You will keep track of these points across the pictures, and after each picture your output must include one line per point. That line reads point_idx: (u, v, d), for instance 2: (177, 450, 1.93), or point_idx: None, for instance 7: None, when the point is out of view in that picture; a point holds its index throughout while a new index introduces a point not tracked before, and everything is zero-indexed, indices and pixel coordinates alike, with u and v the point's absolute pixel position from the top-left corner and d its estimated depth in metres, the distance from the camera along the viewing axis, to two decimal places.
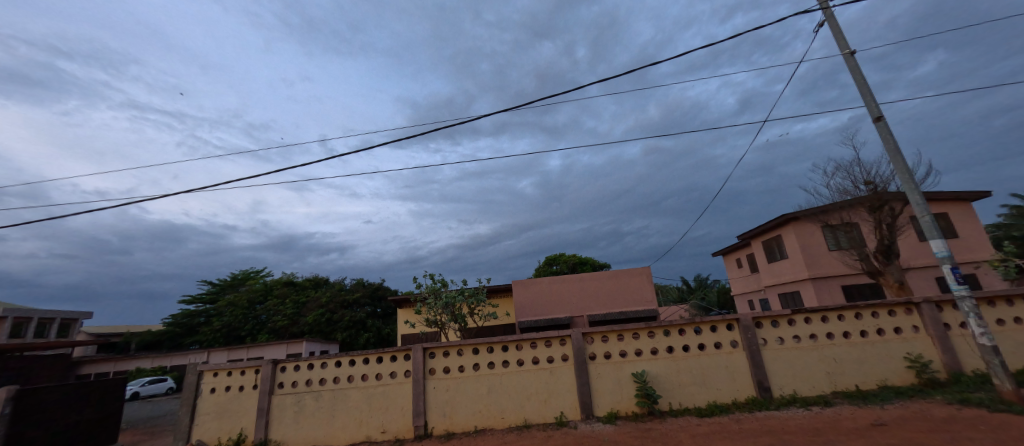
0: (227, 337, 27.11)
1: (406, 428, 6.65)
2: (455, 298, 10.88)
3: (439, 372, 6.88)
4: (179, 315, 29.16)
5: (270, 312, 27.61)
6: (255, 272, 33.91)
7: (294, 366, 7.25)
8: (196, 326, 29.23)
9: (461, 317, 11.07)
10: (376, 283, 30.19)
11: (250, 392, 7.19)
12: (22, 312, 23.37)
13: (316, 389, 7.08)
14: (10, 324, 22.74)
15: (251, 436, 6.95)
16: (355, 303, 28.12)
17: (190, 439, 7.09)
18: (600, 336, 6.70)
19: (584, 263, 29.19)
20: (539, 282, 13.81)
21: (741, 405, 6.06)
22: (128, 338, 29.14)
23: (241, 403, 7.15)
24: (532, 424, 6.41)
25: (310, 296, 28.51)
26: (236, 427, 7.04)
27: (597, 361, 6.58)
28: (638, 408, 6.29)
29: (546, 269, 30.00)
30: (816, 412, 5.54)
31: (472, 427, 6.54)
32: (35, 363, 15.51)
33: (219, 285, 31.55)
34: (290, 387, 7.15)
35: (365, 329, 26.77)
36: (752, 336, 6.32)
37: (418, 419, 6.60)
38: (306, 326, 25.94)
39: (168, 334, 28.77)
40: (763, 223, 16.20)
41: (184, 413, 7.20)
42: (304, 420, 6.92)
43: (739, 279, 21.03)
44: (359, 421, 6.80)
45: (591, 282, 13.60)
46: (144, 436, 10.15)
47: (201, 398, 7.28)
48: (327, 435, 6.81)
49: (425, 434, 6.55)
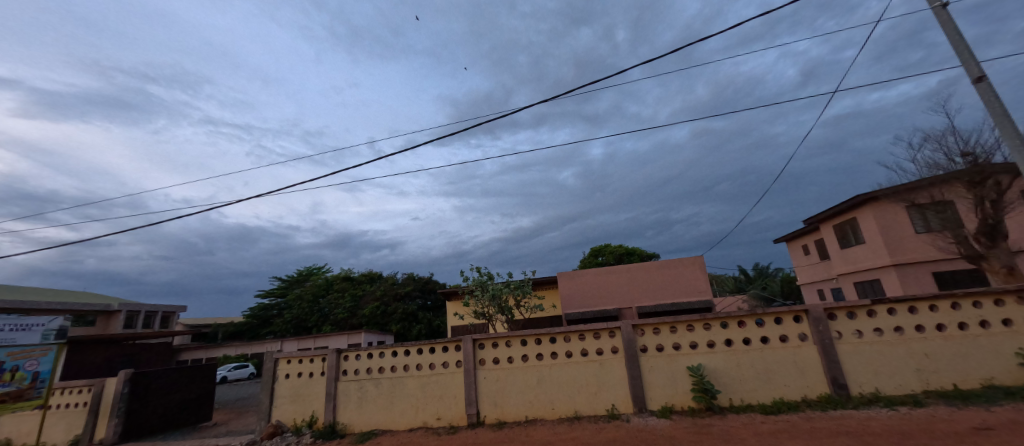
0: (295, 328, 29.46)
1: (459, 416, 6.84)
2: (501, 290, 10.97)
3: (488, 363, 6.98)
4: (255, 308, 32.10)
5: (332, 305, 29.63)
6: (317, 268, 36.48)
7: (356, 355, 7.69)
8: (269, 318, 32.02)
9: (507, 310, 11.11)
10: (426, 276, 31.34)
11: (319, 378, 7.74)
12: (132, 306, 26.89)
13: (376, 376, 7.46)
14: (123, 317, 26.27)
15: (321, 418, 7.48)
16: (407, 296, 29.46)
17: (269, 419, 7.76)
18: (651, 329, 6.45)
19: (632, 253, 28.36)
20: (585, 275, 13.56)
21: (813, 403, 5.59)
22: (215, 330, 32.54)
23: (312, 388, 7.71)
24: (583, 416, 6.34)
25: (366, 290, 30.18)
26: (308, 410, 7.61)
27: (649, 354, 6.34)
28: (695, 403, 6.01)
29: (592, 260, 29.55)
30: (904, 412, 4.97)
31: (523, 417, 6.59)
32: (152, 347, 17.88)
33: (288, 280, 34.29)
34: (353, 374, 7.60)
35: (417, 320, 28.06)
36: (825, 328, 5.79)
37: (471, 408, 6.76)
38: (363, 318, 27.55)
39: (246, 326, 31.74)
40: (835, 205, 14.79)
41: (264, 396, 7.87)
42: (367, 405, 7.34)
43: (806, 268, 19.44)
44: (416, 408, 7.09)
45: (640, 273, 13.12)
46: (233, 416, 11.25)
47: (277, 382, 7.93)
48: (387, 419, 7.18)
49: (477, 423, 6.70)
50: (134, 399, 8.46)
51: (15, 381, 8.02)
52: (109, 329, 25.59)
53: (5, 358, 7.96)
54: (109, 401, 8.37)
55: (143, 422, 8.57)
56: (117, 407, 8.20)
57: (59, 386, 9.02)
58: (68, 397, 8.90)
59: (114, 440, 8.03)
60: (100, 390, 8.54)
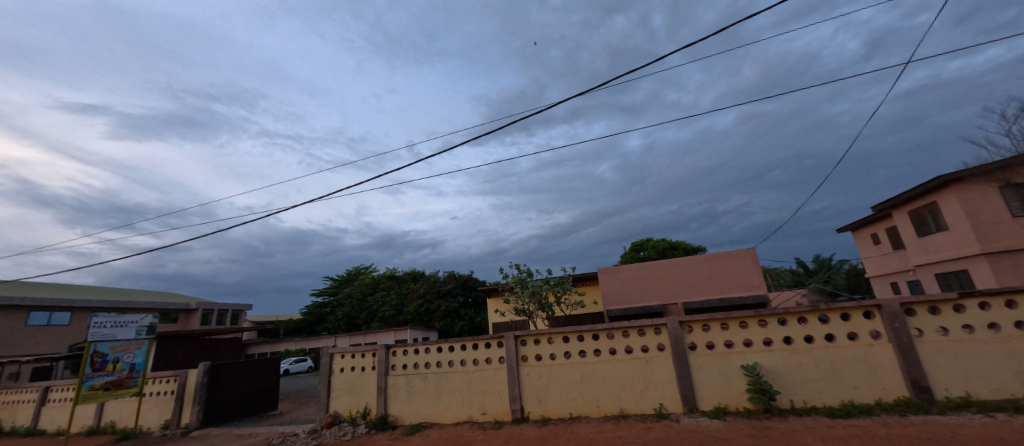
0: (346, 325, 31.07)
1: (504, 412, 6.89)
2: (541, 287, 10.88)
3: (531, 360, 6.97)
4: (310, 306, 34.20)
5: (379, 303, 30.94)
6: (364, 267, 38.21)
7: (404, 351, 7.95)
8: (323, 315, 33.99)
9: (548, 306, 11.02)
10: (466, 274, 31.93)
11: (370, 372, 8.09)
12: (207, 304, 29.56)
13: (423, 371, 7.69)
14: (200, 314, 28.97)
15: (374, 410, 7.82)
16: (449, 294, 30.14)
17: (327, 410, 8.22)
18: (700, 325, 6.16)
19: (677, 247, 27.27)
20: (627, 270, 13.20)
21: (889, 407, 5.09)
22: (276, 326, 34.97)
23: (364, 382, 8.08)
24: (629, 415, 6.17)
25: (410, 288, 31.22)
26: (361, 402, 7.98)
27: (698, 352, 6.06)
28: (751, 405, 5.66)
29: (633, 255, 28.74)
30: (1002, 419, 4.40)
31: (567, 414, 6.51)
32: (226, 343, 19.56)
33: (338, 280, 36.18)
34: (401, 368, 7.87)
35: (459, 317, 28.72)
36: (901, 325, 5.25)
37: (515, 403, 6.79)
38: (408, 315, 28.54)
39: (303, 322, 33.89)
40: (911, 189, 13.39)
41: (322, 388, 8.34)
42: (416, 398, 7.58)
43: (877, 259, 17.77)
44: (462, 402, 7.23)
45: (686, 267, 12.56)
46: (295, 405, 12.05)
47: (333, 375, 8.37)
48: (435, 413, 7.38)
49: (521, 418, 6.72)
50: (211, 390, 9.28)
51: (116, 371, 9.04)
52: (188, 325, 28.31)
53: (107, 351, 8.96)
54: (191, 391, 9.24)
55: (220, 409, 9.39)
56: (199, 396, 9.04)
57: (149, 376, 10.05)
58: (159, 385, 9.89)
59: (197, 425, 8.90)
60: (183, 380, 9.43)
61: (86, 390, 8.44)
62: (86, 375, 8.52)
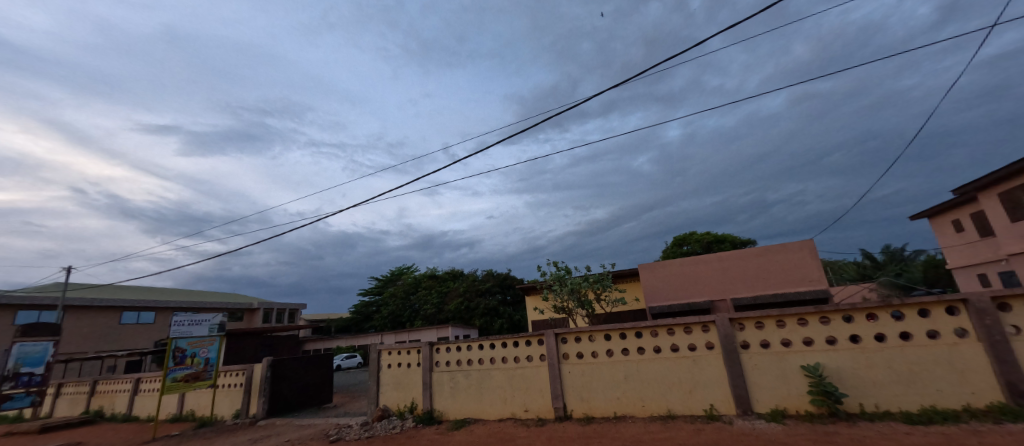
0: (391, 323, 32.28)
1: (547, 409, 6.85)
2: (580, 284, 10.67)
3: (572, 357, 6.89)
4: (358, 305, 35.86)
5: (421, 301, 31.87)
6: (406, 267, 39.48)
7: (447, 348, 8.11)
8: (370, 313, 35.52)
9: (587, 304, 10.81)
10: (504, 272, 32.15)
11: (416, 368, 8.34)
12: (267, 304, 31.82)
13: (466, 368, 7.81)
14: (261, 313, 31.25)
15: (420, 405, 8.05)
16: (488, 292, 30.53)
17: (377, 404, 8.56)
18: (752, 323, 5.81)
19: (723, 240, 25.95)
20: (669, 265, 12.72)
21: (980, 413, 4.54)
22: (328, 324, 36.96)
23: (410, 377, 8.33)
24: (677, 415, 5.93)
25: (450, 286, 31.90)
26: (408, 397, 8.24)
27: (752, 351, 5.71)
28: (814, 408, 5.25)
29: (676, 250, 27.67)
30: None
31: (611, 413, 6.37)
32: (287, 340, 20.97)
33: (382, 280, 37.65)
34: (445, 365, 8.04)
35: (499, 315, 29.04)
36: (994, 322, 4.65)
37: (557, 402, 6.74)
38: (449, 313, 29.17)
39: (352, 320, 35.60)
40: (1000, 169, 11.92)
41: (371, 383, 8.70)
42: (459, 394, 7.72)
43: (961, 249, 15.95)
44: (505, 399, 7.27)
45: (735, 261, 11.89)
46: (348, 399, 12.66)
47: (381, 371, 8.71)
48: (479, 409, 7.47)
49: (564, 416, 6.65)
50: (274, 382, 9.96)
51: (194, 364, 9.99)
52: (251, 323, 30.64)
53: (186, 347, 9.98)
54: (258, 383, 9.97)
55: (282, 400, 10.05)
56: (264, 388, 9.74)
57: (222, 369, 10.95)
58: (229, 378, 10.74)
59: (264, 415, 9.59)
60: (249, 373, 10.19)
61: (170, 382, 9.54)
62: (170, 368, 9.59)
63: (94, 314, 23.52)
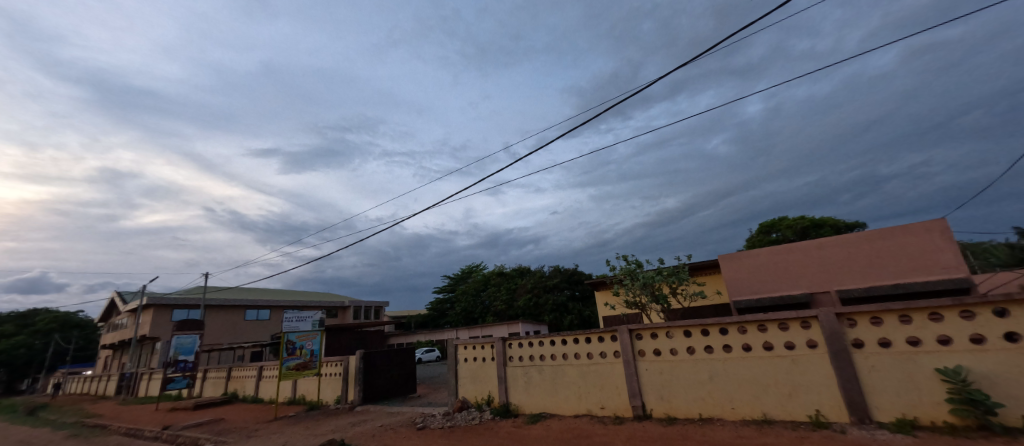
0: (465, 319, 33.68)
1: (624, 407, 6.66)
2: (653, 278, 10.18)
3: (649, 354, 6.62)
4: (434, 302, 37.96)
5: (491, 297, 32.80)
6: (476, 266, 40.91)
7: (519, 343, 8.27)
8: (444, 310, 37.41)
9: (663, 298, 10.23)
10: (572, 268, 31.89)
11: (490, 363, 8.61)
12: (356, 302, 35.05)
13: (539, 363, 7.89)
14: (352, 310, 34.49)
15: (497, 398, 8.31)
16: (556, 288, 30.46)
17: (456, 396, 9.00)
18: (865, 319, 5.09)
19: (820, 224, 23.11)
20: (756, 255, 11.65)
21: None
22: (408, 320, 39.59)
23: (486, 371, 8.63)
24: (775, 420, 5.40)
25: (518, 283, 32.40)
26: (485, 390, 8.55)
27: (866, 351, 5.01)
28: (954, 419, 4.44)
29: (763, 238, 25.25)
30: None
31: (696, 415, 6.00)
32: (376, 334, 22.85)
33: (455, 278, 39.41)
34: (518, 360, 8.20)
35: (568, 311, 28.96)
36: None
37: (635, 400, 6.53)
38: (519, 309, 29.64)
39: (429, 317, 37.79)
40: None
41: (450, 376, 9.16)
42: (534, 389, 7.82)
43: None
44: (580, 395, 7.22)
45: (838, 249, 10.52)
46: (431, 390, 13.50)
47: (459, 364, 9.13)
48: (554, 404, 7.51)
49: (644, 415, 6.42)
50: (366, 372, 10.97)
51: (302, 356, 11.36)
52: (344, 319, 33.98)
53: (296, 340, 11.33)
54: (353, 372, 11.04)
55: (374, 389, 11.04)
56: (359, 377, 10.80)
57: (324, 360, 12.27)
58: (330, 368, 12.02)
59: (360, 402, 10.62)
60: (346, 364, 11.33)
61: (286, 370, 11.03)
62: (284, 358, 11.05)
63: (225, 311, 27.84)
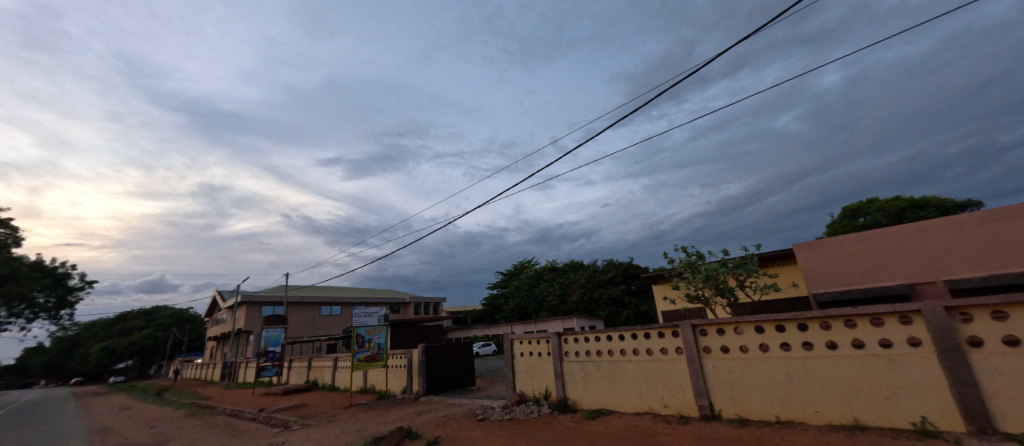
0: (519, 315, 33.98)
1: (689, 407, 6.33)
2: (717, 270, 9.39)
3: (715, 351, 6.24)
4: (488, 298, 38.74)
5: (544, 293, 32.75)
6: (528, 262, 41.12)
7: (575, 338, 8.20)
8: (499, 305, 38.02)
9: (729, 292, 9.44)
10: (627, 261, 30.96)
11: (546, 358, 8.61)
12: (416, 298, 36.76)
13: (596, 359, 7.75)
14: (412, 306, 36.22)
15: (554, 393, 8.29)
16: (611, 282, 29.75)
17: (514, 389, 9.11)
18: (986, 313, 4.33)
19: (920, 205, 20.31)
20: (842, 242, 10.57)
21: None
22: (465, 316, 40.78)
23: (543, 366, 8.64)
24: (869, 427, 4.82)
25: (571, 278, 32.04)
26: (542, 384, 8.56)
27: (987, 350, 4.27)
28: None
29: (847, 223, 22.74)
30: None
31: (772, 417, 5.55)
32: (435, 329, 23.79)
33: (508, 274, 39.88)
34: (574, 355, 8.12)
35: (624, 306, 28.17)
36: None
37: (702, 399, 6.18)
38: (573, 305, 29.32)
39: (485, 312, 38.63)
40: None
41: (507, 370, 9.28)
42: (591, 385, 7.70)
43: None
44: (640, 393, 6.97)
45: (947, 233, 9.15)
46: (490, 383, 13.78)
47: (515, 358, 9.23)
48: (613, 401, 7.32)
49: (712, 416, 6.05)
50: (429, 364, 11.47)
51: (370, 348, 12.11)
52: (406, 315, 35.78)
53: (364, 333, 12.13)
54: (417, 364, 11.59)
55: (436, 381, 11.50)
56: (422, 369, 11.32)
57: (390, 352, 13.02)
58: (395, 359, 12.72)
59: (424, 392, 11.14)
60: (410, 357, 11.93)
61: (358, 361, 11.85)
62: (355, 350, 11.90)
63: (302, 307, 30.52)
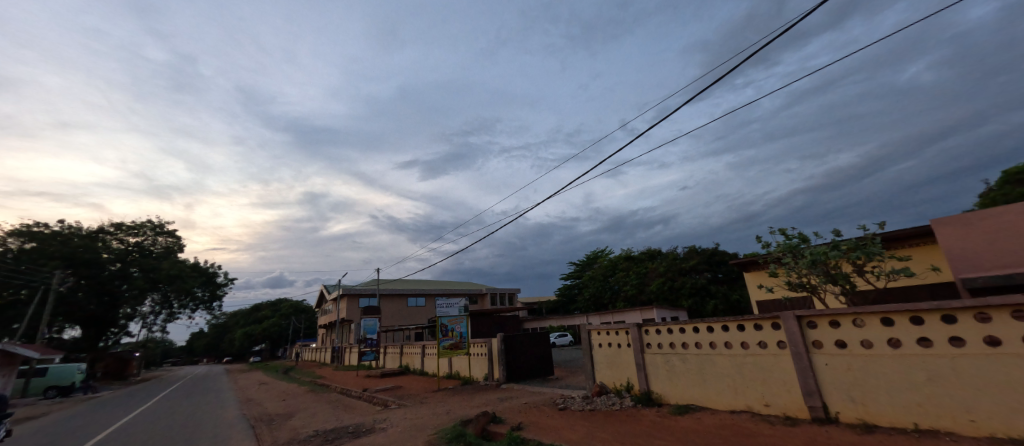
0: (595, 305, 33.37)
1: (797, 407, 5.65)
2: (826, 254, 8.11)
3: (829, 346, 5.48)
4: (562, 288, 38.59)
5: (620, 282, 31.69)
6: (601, 251, 40.12)
7: (657, 330, 7.81)
8: (573, 296, 37.69)
9: (842, 278, 8.12)
10: (712, 248, 28.66)
11: (626, 349, 8.31)
12: (492, 289, 37.96)
13: (681, 352, 7.28)
14: (489, 297, 37.50)
15: (637, 386, 7.98)
16: (693, 270, 27.81)
17: (594, 380, 8.97)
18: None
19: None
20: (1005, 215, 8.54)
21: None
22: (540, 306, 41.17)
23: (623, 357, 8.36)
24: None
25: (649, 267, 30.56)
26: (624, 376, 8.29)
27: None
28: None
29: (1008, 192, 18.43)
30: None
31: (908, 425, 4.71)
32: (512, 319, 24.32)
33: (581, 264, 39.29)
34: (657, 348, 7.72)
35: (711, 295, 26.19)
36: None
37: (812, 399, 5.48)
38: (652, 294, 27.96)
39: (559, 303, 38.59)
40: None
41: (586, 360, 9.17)
42: (678, 379, 7.26)
43: None
44: (736, 389, 6.40)
45: None
46: (569, 373, 13.73)
47: (594, 349, 9.08)
48: (704, 397, 6.83)
49: (827, 419, 5.34)
50: (508, 353, 11.78)
51: (453, 337, 12.78)
52: (483, 306, 37.17)
53: (448, 323, 12.80)
54: (497, 353, 11.97)
55: (516, 369, 11.76)
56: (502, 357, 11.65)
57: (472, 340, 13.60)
58: (476, 348, 13.26)
59: (505, 380, 11.48)
60: (490, 345, 12.36)
61: (443, 349, 12.59)
62: (440, 338, 12.64)
63: (392, 299, 33.26)
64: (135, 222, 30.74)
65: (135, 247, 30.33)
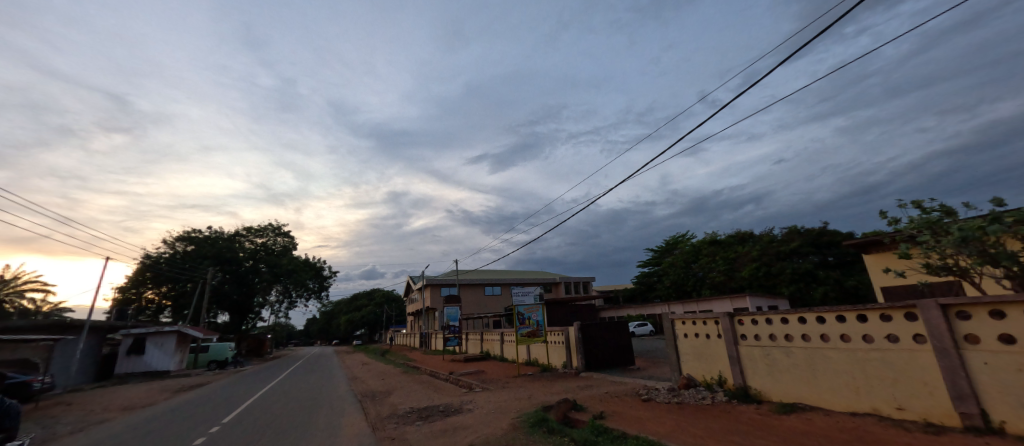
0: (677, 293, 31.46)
1: (944, 413, 4.68)
2: (980, 232, 6.50)
3: (988, 342, 4.42)
4: (640, 276, 36.97)
5: (705, 269, 29.43)
6: (681, 236, 37.60)
7: (752, 320, 7.06)
8: (652, 283, 35.93)
9: (1005, 260, 6.48)
10: (817, 227, 25.21)
11: (717, 340, 7.65)
12: (567, 277, 37.73)
13: (784, 344, 6.49)
14: (564, 285, 37.35)
15: (731, 380, 7.32)
16: (794, 254, 24.75)
17: (681, 372, 8.45)
18: None
19: None
20: None
21: None
22: (616, 294, 39.97)
23: (713, 349, 7.72)
24: None
25: (739, 251, 27.90)
26: (715, 369, 7.67)
27: None
28: None
29: None
30: None
31: None
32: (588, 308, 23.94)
33: (660, 250, 37.21)
34: (754, 339, 6.99)
35: (818, 281, 23.10)
36: None
37: (966, 404, 4.49)
38: (744, 281, 25.51)
39: (637, 290, 37.07)
40: None
41: (671, 351, 8.67)
42: (781, 374, 6.49)
43: None
44: (858, 389, 5.53)
45: None
46: (651, 363, 13.13)
47: (679, 340, 8.54)
48: (815, 395, 6.02)
49: (987, 428, 4.34)
50: (586, 342, 11.60)
51: (530, 325, 12.91)
52: (558, 294, 37.14)
53: (524, 311, 12.97)
54: (575, 341, 11.86)
55: (594, 358, 11.54)
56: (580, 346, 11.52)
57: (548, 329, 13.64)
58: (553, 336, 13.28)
59: (584, 368, 11.34)
60: (567, 334, 12.29)
61: (521, 336, 12.81)
62: (518, 326, 12.87)
63: (470, 288, 34.77)
64: (260, 226, 36.11)
65: (262, 247, 35.59)
